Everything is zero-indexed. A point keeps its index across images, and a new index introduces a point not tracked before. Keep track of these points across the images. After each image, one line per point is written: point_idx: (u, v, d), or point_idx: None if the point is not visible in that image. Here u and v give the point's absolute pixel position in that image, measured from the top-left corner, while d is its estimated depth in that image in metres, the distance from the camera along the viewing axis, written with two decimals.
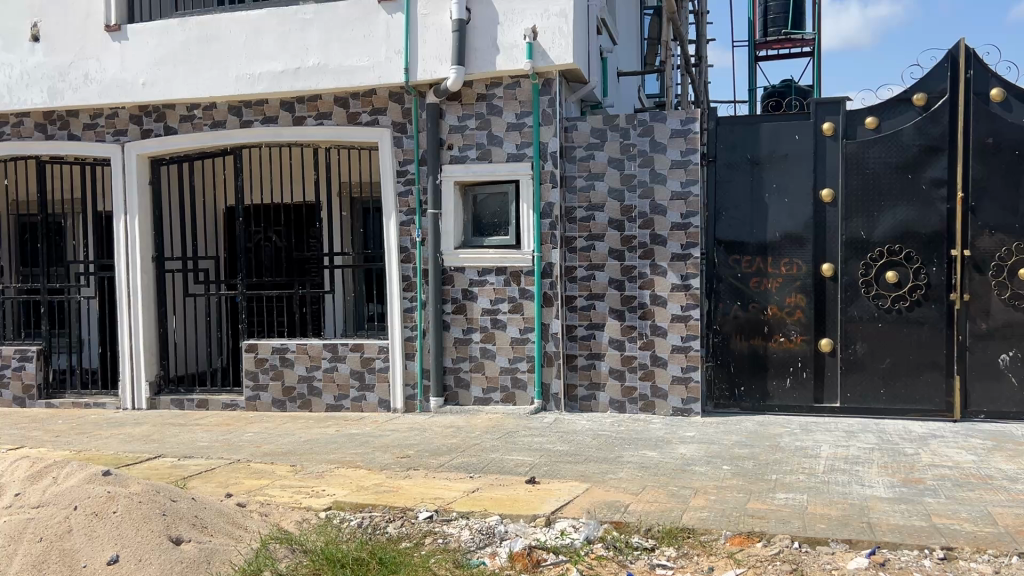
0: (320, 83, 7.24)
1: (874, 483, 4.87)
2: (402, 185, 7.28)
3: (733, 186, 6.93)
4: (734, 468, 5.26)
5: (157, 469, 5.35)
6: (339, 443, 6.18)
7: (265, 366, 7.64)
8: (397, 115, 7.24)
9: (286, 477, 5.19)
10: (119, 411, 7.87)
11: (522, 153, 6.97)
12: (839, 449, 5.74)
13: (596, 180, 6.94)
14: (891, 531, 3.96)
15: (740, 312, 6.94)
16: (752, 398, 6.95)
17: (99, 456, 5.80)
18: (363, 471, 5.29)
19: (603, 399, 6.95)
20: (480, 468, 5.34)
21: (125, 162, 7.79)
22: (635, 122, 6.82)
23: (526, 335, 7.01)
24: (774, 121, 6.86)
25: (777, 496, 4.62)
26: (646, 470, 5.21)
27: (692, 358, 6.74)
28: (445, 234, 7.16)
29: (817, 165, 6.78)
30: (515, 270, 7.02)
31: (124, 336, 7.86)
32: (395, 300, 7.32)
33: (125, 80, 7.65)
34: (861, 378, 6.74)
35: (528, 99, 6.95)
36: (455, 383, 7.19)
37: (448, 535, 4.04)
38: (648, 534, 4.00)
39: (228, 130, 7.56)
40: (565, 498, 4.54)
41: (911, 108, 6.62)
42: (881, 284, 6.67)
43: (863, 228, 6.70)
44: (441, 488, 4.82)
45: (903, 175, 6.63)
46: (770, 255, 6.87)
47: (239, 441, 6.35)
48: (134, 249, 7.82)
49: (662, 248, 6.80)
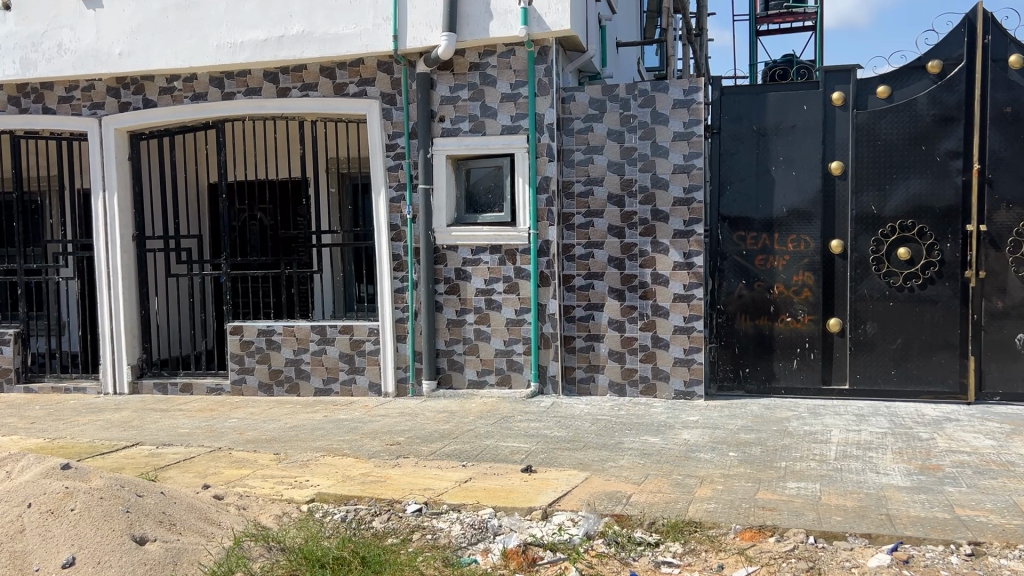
0: (304, 52, 6.90)
1: (890, 470, 4.60)
2: (392, 159, 6.95)
3: (739, 159, 6.63)
4: (741, 455, 4.99)
5: (132, 460, 5.07)
6: (325, 429, 5.89)
7: (251, 350, 7.35)
8: (386, 85, 6.91)
9: (268, 466, 4.91)
10: (99, 396, 7.59)
11: (517, 125, 6.66)
12: (850, 434, 5.46)
13: (595, 153, 6.62)
14: (913, 524, 3.68)
15: (745, 291, 6.65)
16: (758, 379, 6.68)
17: (73, 445, 5.53)
18: (350, 460, 5.01)
19: (602, 382, 6.68)
20: (474, 456, 5.06)
21: (102, 137, 7.46)
22: (636, 92, 6.49)
23: (522, 316, 6.72)
24: (782, 90, 6.54)
25: (788, 485, 4.34)
26: (649, 458, 4.93)
27: (695, 340, 6.46)
28: (437, 211, 6.86)
29: (826, 136, 6.47)
30: (511, 248, 6.73)
31: (104, 317, 7.56)
32: (385, 280, 7.01)
33: (100, 50, 7.30)
34: (871, 360, 6.46)
35: (523, 68, 6.62)
36: (449, 366, 6.91)
37: (438, 531, 3.77)
38: (652, 528, 3.73)
39: (210, 102, 7.22)
40: (562, 489, 4.26)
41: (925, 75, 6.31)
42: (893, 261, 6.38)
43: (874, 202, 6.40)
44: (432, 478, 4.55)
45: (917, 146, 6.33)
46: (777, 231, 6.57)
47: (222, 427, 6.07)
48: (114, 227, 7.51)
49: (664, 225, 6.50)
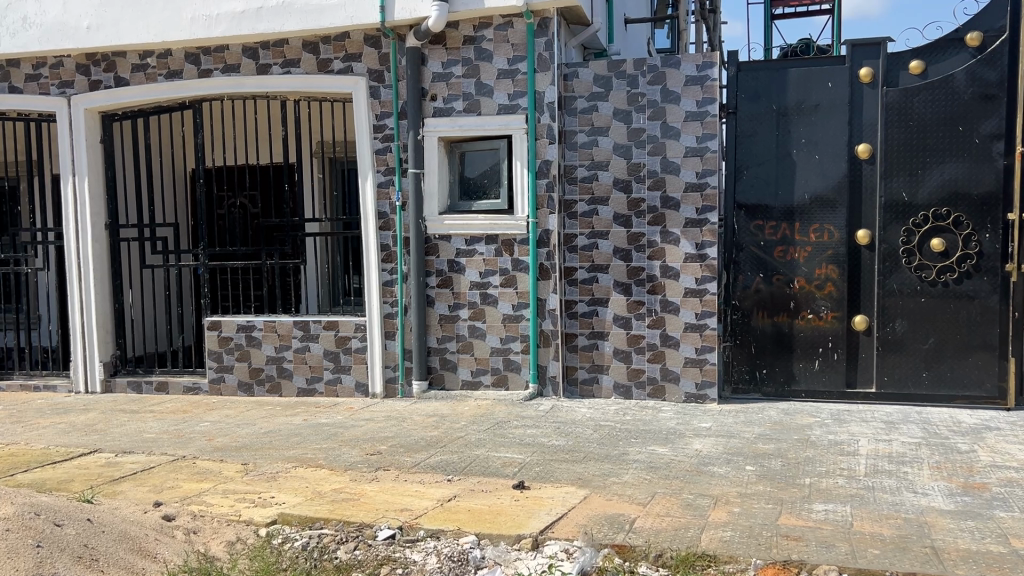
0: (284, 25, 6.39)
1: (929, 490, 4.06)
2: (380, 141, 6.43)
3: (757, 140, 6.08)
4: (760, 469, 4.46)
5: (85, 471, 4.60)
6: (302, 435, 5.39)
7: (230, 347, 6.86)
8: (373, 61, 6.38)
9: (232, 479, 4.42)
10: (70, 395, 7.12)
11: (515, 104, 6.14)
12: (880, 445, 4.92)
13: (599, 135, 6.08)
14: (963, 560, 3.15)
15: (763, 285, 6.11)
16: (776, 381, 6.14)
17: (24, 452, 5.05)
18: (323, 473, 4.51)
19: (606, 384, 6.16)
20: (461, 468, 4.55)
21: (72, 118, 6.97)
22: (645, 68, 5.96)
23: (520, 312, 6.20)
24: (804, 66, 5.98)
25: (814, 508, 3.81)
26: (657, 472, 4.40)
27: (708, 338, 5.93)
28: (428, 197, 6.34)
29: (852, 117, 5.92)
30: (507, 238, 6.20)
31: (75, 311, 7.08)
32: (373, 273, 6.49)
33: (68, 23, 6.80)
34: (900, 361, 5.91)
35: (522, 42, 6.09)
36: (440, 365, 6.40)
37: (410, 564, 3.27)
38: (658, 562, 3.22)
39: (185, 80, 6.71)
40: (557, 511, 3.74)
41: (962, 49, 5.74)
42: (925, 253, 5.82)
43: (905, 189, 5.84)
44: (410, 497, 4.04)
45: (954, 127, 5.76)
46: (799, 220, 6.02)
47: (191, 432, 5.59)
48: (84, 216, 7.03)
49: (675, 213, 5.96)
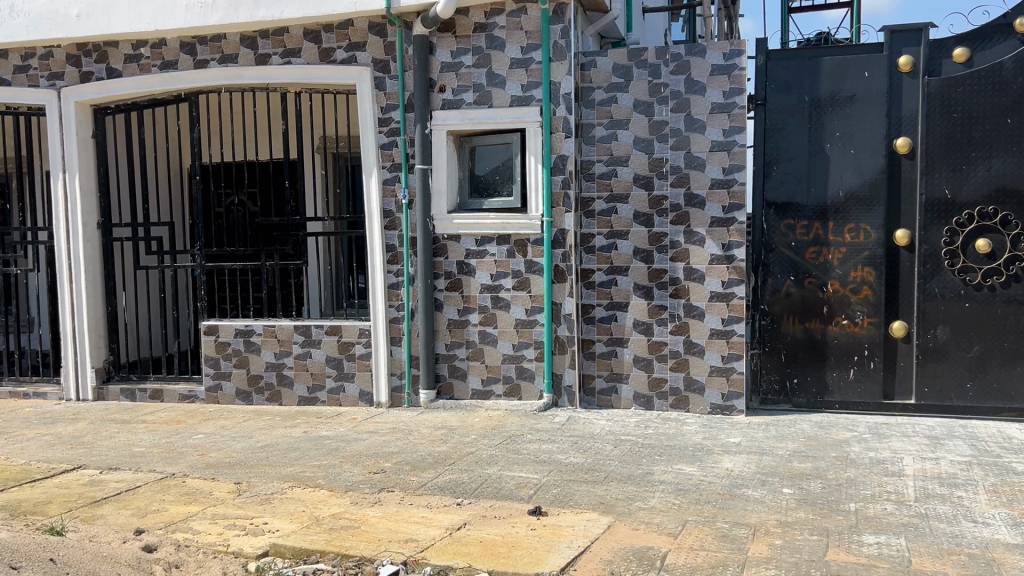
0: (285, 12, 6.03)
1: (990, 519, 3.67)
2: (385, 135, 6.07)
3: (787, 134, 5.68)
4: (799, 493, 4.07)
5: (65, 491, 4.25)
6: (301, 450, 5.03)
7: (227, 352, 6.50)
8: (378, 50, 6.01)
9: (223, 502, 4.05)
10: (61, 403, 6.79)
11: (529, 95, 5.76)
12: (927, 464, 4.52)
13: (619, 128, 5.69)
14: None
15: (794, 289, 5.72)
16: (808, 392, 5.75)
17: (3, 469, 4.71)
18: (322, 494, 4.15)
19: (625, 393, 5.78)
20: (471, 490, 4.17)
21: (62, 112, 6.62)
22: (668, 57, 5.57)
23: (533, 317, 5.83)
24: (838, 54, 5.58)
25: (865, 540, 3.43)
26: (686, 496, 4.01)
27: (735, 346, 5.54)
28: (437, 195, 5.97)
29: (891, 109, 5.52)
30: (520, 238, 5.83)
31: (66, 314, 6.74)
32: (378, 274, 6.13)
33: (56, 12, 6.46)
34: (942, 370, 5.51)
35: (536, 29, 5.70)
36: (449, 373, 6.03)
37: None
38: None
39: (180, 71, 6.36)
40: (579, 543, 3.37)
41: (1011, 36, 5.32)
42: (970, 255, 5.41)
43: (948, 186, 5.44)
44: (416, 524, 3.66)
45: (1002, 119, 5.34)
46: (832, 220, 5.62)
47: (183, 446, 5.23)
48: (75, 215, 6.68)
49: (699, 211, 5.57)
